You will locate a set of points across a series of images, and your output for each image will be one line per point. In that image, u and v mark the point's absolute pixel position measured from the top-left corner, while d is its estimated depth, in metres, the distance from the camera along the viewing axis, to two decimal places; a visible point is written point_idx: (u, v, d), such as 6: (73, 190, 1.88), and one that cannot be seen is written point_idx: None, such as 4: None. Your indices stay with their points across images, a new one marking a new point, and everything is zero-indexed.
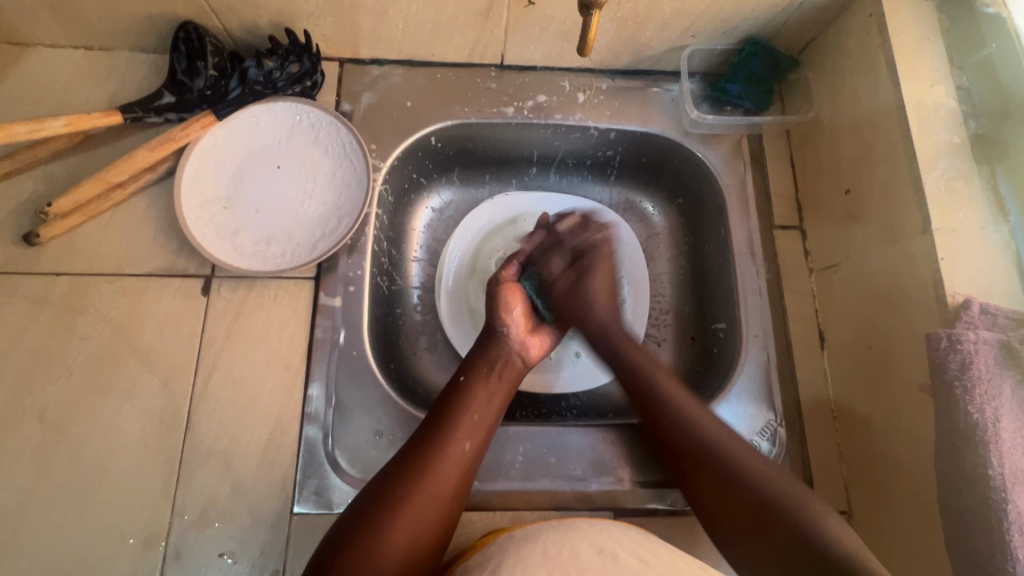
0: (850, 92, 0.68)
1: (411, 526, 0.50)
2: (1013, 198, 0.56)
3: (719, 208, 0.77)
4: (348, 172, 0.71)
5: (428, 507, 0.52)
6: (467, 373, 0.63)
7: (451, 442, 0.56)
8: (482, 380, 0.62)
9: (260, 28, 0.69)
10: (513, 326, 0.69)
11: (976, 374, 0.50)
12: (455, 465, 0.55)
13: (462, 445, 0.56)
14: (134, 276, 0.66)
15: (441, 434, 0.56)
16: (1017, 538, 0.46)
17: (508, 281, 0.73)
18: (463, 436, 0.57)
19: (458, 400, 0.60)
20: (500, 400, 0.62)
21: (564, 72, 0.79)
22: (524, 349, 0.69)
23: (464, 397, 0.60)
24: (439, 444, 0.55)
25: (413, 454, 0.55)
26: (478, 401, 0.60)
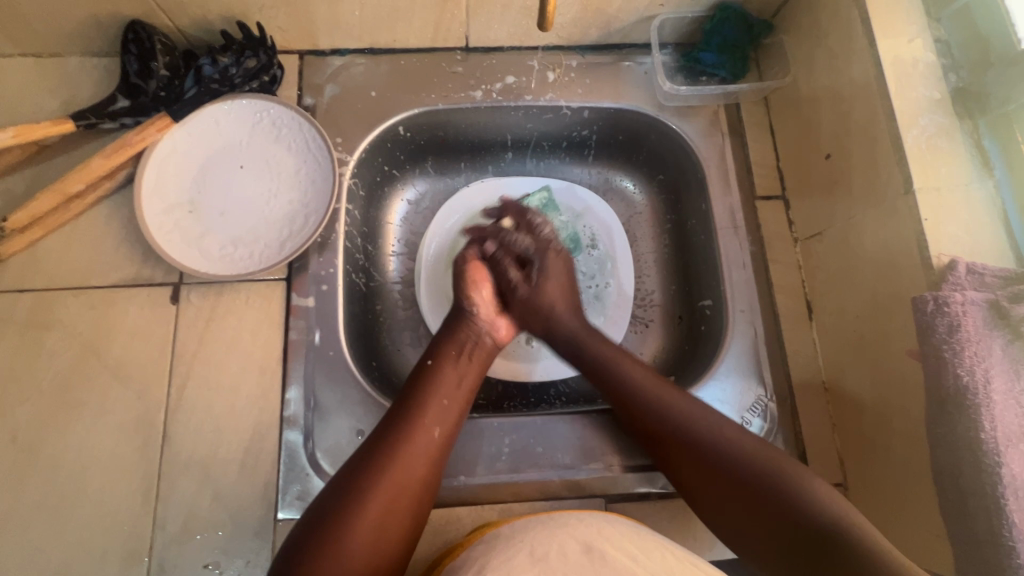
0: (825, 52, 0.65)
1: (380, 519, 0.49)
2: (997, 152, 0.54)
3: (700, 183, 0.75)
4: (314, 168, 0.69)
5: (398, 499, 0.51)
6: (434, 358, 0.62)
7: (418, 431, 0.55)
8: (450, 365, 0.61)
9: (211, 23, 0.66)
10: (480, 306, 0.67)
11: (964, 336, 0.48)
12: (424, 454, 0.54)
13: (430, 433, 0.55)
14: (99, 288, 0.64)
15: (409, 423, 0.55)
16: (1010, 500, 0.45)
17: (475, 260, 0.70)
18: (431, 422, 0.56)
19: (426, 387, 0.58)
20: (468, 384, 0.61)
21: (532, 51, 0.76)
22: (495, 329, 0.67)
23: (433, 382, 0.59)
24: (407, 432, 0.54)
25: (378, 444, 0.53)
26: (447, 385, 0.59)
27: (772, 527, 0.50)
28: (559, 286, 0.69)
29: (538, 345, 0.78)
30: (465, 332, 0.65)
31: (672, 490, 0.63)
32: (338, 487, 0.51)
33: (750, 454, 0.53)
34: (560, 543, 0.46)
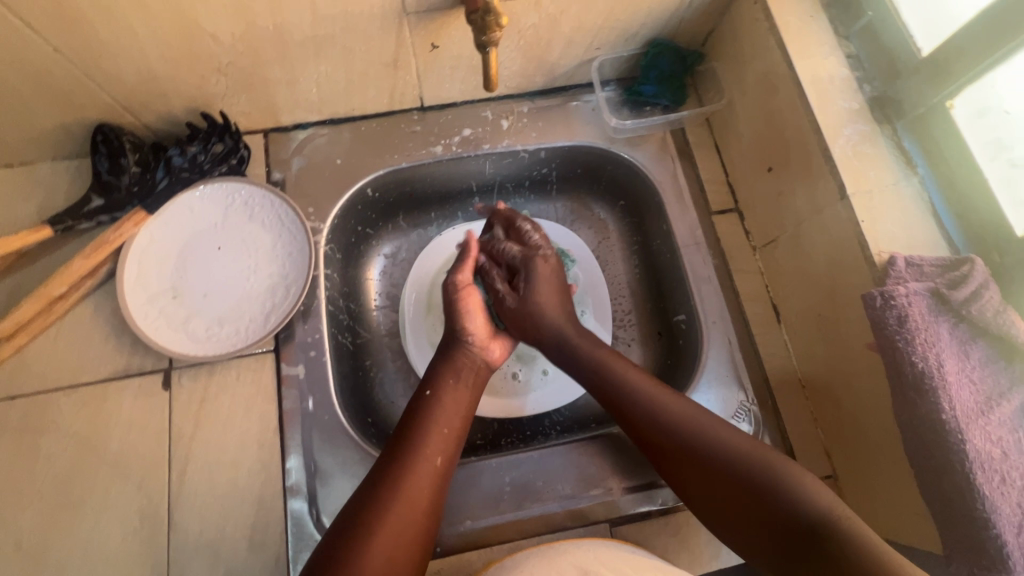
0: (752, 76, 0.71)
1: (388, 550, 0.51)
2: (918, 151, 0.59)
3: (658, 205, 0.79)
4: (289, 240, 0.72)
5: (405, 530, 0.52)
6: (433, 387, 0.64)
7: (423, 460, 0.56)
8: (449, 393, 0.63)
9: (176, 116, 0.69)
10: (474, 331, 0.70)
11: (913, 325, 0.52)
12: (428, 483, 0.56)
13: (432, 462, 0.57)
14: (91, 384, 0.65)
15: (412, 452, 0.57)
16: (978, 474, 0.48)
17: (463, 283, 0.72)
18: (433, 451, 0.58)
19: (427, 416, 0.60)
20: (467, 412, 0.63)
21: (484, 102, 0.80)
22: (486, 352, 0.70)
23: (434, 411, 0.61)
24: (411, 462, 0.56)
25: (384, 479, 0.54)
26: (446, 413, 0.61)
27: (756, 523, 0.52)
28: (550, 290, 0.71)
29: (526, 378, 0.80)
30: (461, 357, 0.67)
31: (672, 506, 0.65)
32: (347, 520, 0.52)
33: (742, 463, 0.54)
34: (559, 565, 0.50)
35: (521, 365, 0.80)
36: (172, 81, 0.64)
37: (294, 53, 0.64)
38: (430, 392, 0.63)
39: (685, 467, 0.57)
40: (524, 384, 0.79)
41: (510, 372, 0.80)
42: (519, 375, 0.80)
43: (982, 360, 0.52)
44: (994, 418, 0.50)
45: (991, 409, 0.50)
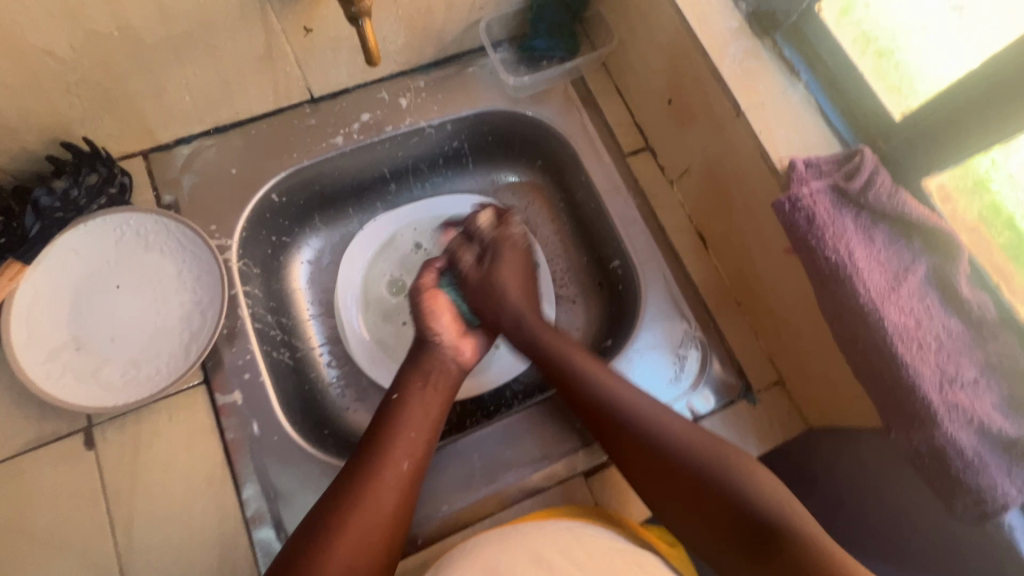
0: (636, 13, 0.71)
1: (350, 556, 0.51)
2: (798, 58, 0.61)
3: (573, 157, 0.79)
4: (196, 264, 0.67)
5: (368, 536, 0.53)
6: (400, 393, 0.63)
7: (389, 465, 0.57)
8: (416, 395, 0.63)
9: (33, 151, 0.62)
10: (444, 331, 0.69)
11: (821, 222, 0.54)
12: (395, 488, 0.56)
13: (399, 468, 0.57)
14: (0, 462, 0.58)
15: (378, 457, 0.57)
16: (899, 345, 0.51)
17: (429, 288, 0.72)
18: (400, 455, 0.58)
19: (394, 421, 0.60)
20: (437, 413, 0.63)
21: (378, 84, 0.77)
22: (459, 354, 0.69)
23: (401, 415, 0.61)
24: (376, 468, 0.56)
25: (347, 485, 0.55)
26: (415, 418, 0.61)
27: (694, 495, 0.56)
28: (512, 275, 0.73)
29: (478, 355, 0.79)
30: (426, 358, 0.67)
31: None
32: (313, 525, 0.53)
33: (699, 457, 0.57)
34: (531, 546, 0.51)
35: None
36: (16, 111, 0.57)
37: (151, 58, 0.58)
38: (397, 397, 0.63)
39: (627, 439, 0.59)
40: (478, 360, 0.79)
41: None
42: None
43: (886, 241, 0.55)
44: (905, 292, 0.53)
45: (902, 284, 0.53)
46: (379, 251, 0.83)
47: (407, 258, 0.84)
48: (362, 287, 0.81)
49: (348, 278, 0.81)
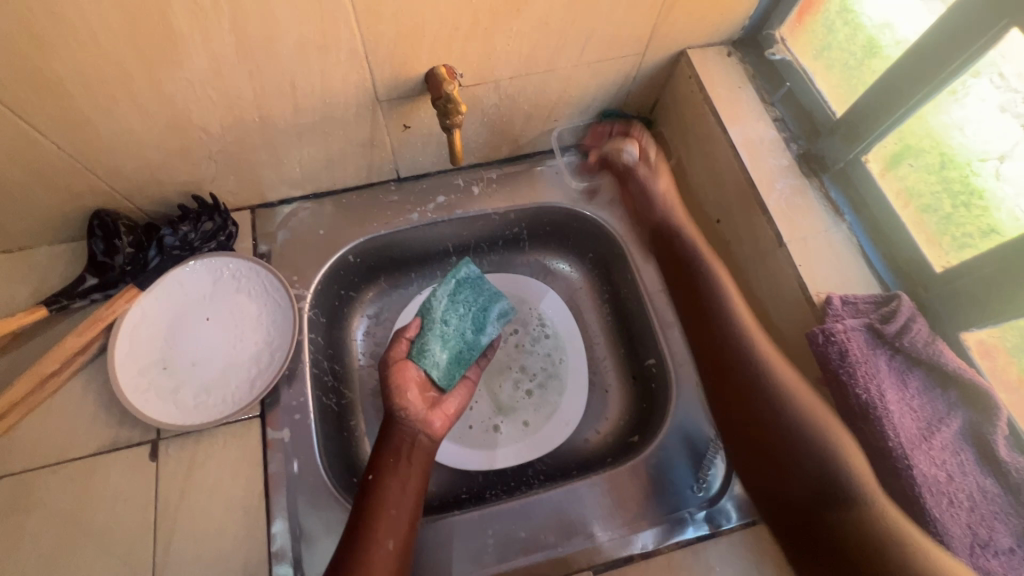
0: (693, 138, 0.78)
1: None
2: (844, 200, 0.66)
3: (622, 256, 0.85)
4: (274, 309, 0.76)
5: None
6: (374, 472, 0.65)
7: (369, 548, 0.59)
8: (388, 475, 0.65)
9: (169, 199, 0.75)
10: (412, 405, 0.71)
11: (854, 359, 0.56)
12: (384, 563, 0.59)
13: (384, 547, 0.60)
14: (78, 459, 0.67)
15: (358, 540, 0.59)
16: (927, 497, 0.51)
17: (397, 359, 0.74)
18: (378, 534, 0.60)
19: (370, 502, 0.62)
20: (414, 488, 0.65)
21: (456, 172, 0.87)
22: (428, 426, 0.71)
23: (377, 496, 0.63)
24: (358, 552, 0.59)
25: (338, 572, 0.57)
26: (393, 495, 0.63)
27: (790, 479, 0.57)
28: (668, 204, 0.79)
29: (507, 431, 0.83)
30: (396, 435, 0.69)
31: (653, 548, 0.66)
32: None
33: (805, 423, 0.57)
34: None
35: (502, 418, 0.84)
36: (165, 169, 0.69)
37: (278, 138, 0.70)
38: (373, 476, 0.65)
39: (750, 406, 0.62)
40: (505, 436, 0.82)
41: (491, 425, 0.83)
42: (501, 428, 0.83)
43: (922, 388, 0.56)
44: (938, 443, 0.53)
45: (935, 435, 0.54)
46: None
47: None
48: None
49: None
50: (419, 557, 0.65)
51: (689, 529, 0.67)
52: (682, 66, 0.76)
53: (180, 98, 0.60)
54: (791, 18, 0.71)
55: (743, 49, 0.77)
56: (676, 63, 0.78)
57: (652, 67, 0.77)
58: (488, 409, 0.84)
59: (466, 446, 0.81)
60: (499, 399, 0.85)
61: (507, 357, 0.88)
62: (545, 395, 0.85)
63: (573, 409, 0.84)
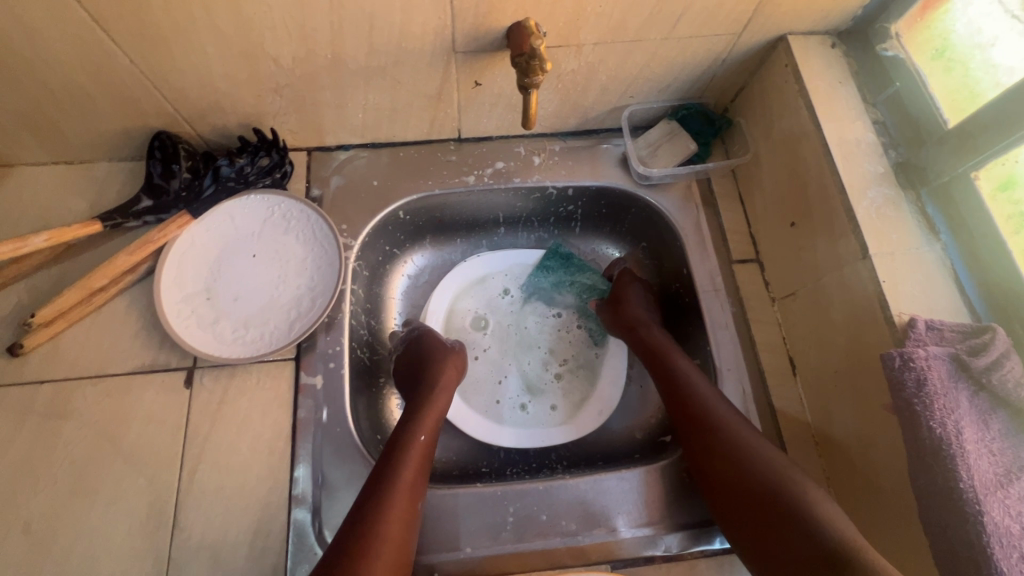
0: (778, 132, 0.73)
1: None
2: (941, 217, 0.61)
3: (679, 249, 0.81)
4: (319, 255, 0.74)
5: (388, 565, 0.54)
6: (427, 436, 0.65)
7: (404, 498, 0.58)
8: (432, 444, 0.65)
9: (230, 129, 0.74)
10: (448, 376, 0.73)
11: (933, 390, 0.51)
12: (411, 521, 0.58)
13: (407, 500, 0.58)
14: (116, 375, 0.67)
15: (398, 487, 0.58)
16: (996, 549, 0.47)
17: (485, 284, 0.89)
18: (414, 492, 0.59)
19: (416, 458, 0.62)
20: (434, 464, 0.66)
21: (518, 138, 0.84)
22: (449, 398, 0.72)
23: (423, 459, 0.63)
24: (397, 500, 0.57)
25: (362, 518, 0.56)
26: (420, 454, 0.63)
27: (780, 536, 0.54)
28: (638, 304, 0.79)
29: (534, 411, 0.81)
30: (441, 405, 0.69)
31: (676, 552, 0.64)
32: (340, 545, 0.54)
33: (772, 476, 0.57)
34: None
35: (531, 398, 0.82)
36: (231, 97, 0.68)
37: (347, 80, 0.68)
38: (424, 439, 0.64)
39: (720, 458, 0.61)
40: (531, 418, 0.81)
41: (519, 403, 0.82)
42: (528, 407, 0.81)
43: (1003, 431, 0.51)
44: (1014, 492, 0.49)
45: (1011, 483, 0.50)
46: (473, 286, 0.88)
47: (494, 300, 0.88)
48: (447, 315, 0.86)
49: (440, 304, 0.86)
50: (435, 523, 0.64)
51: (716, 539, 0.65)
52: (779, 53, 0.71)
53: (257, 25, 0.58)
54: (912, 11, 0.64)
55: (849, 42, 0.71)
56: (772, 48, 0.72)
57: (745, 51, 0.72)
58: (517, 386, 0.83)
59: (492, 424, 0.79)
60: (529, 378, 0.84)
61: (540, 338, 0.87)
62: (575, 381, 0.84)
63: (605, 399, 0.81)
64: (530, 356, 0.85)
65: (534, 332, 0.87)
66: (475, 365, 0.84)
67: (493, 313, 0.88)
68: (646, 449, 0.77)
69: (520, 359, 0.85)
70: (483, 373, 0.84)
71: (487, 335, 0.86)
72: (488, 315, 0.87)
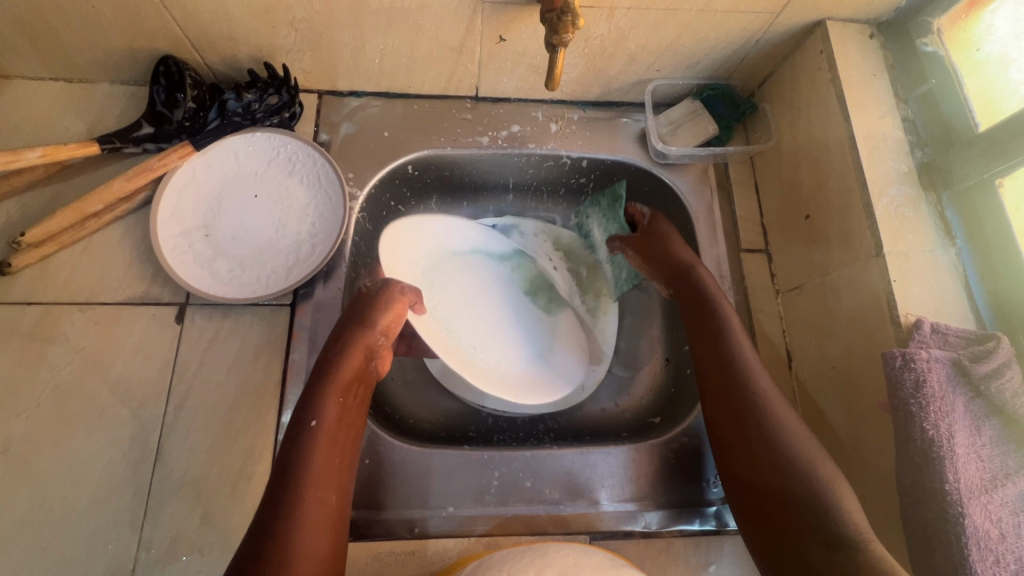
0: (804, 122, 0.71)
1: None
2: (958, 222, 0.60)
3: (689, 232, 0.79)
4: (323, 203, 0.72)
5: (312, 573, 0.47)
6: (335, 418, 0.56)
7: (316, 504, 0.50)
8: (337, 422, 0.56)
9: (240, 62, 0.70)
10: (367, 341, 0.61)
11: (929, 392, 0.51)
12: (326, 520, 0.50)
13: (322, 501, 0.51)
14: (106, 304, 0.66)
15: (298, 489, 0.50)
16: (973, 551, 0.48)
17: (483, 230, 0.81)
18: (325, 488, 0.52)
19: (322, 451, 0.54)
20: (354, 440, 0.57)
21: (537, 103, 0.81)
22: (373, 362, 0.62)
23: (324, 446, 0.54)
24: (308, 506, 0.50)
25: (268, 531, 0.48)
26: (332, 445, 0.54)
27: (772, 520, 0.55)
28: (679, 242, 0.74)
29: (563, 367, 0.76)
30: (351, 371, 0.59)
31: (655, 529, 0.65)
32: (250, 555, 0.47)
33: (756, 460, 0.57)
34: (541, 567, 0.54)
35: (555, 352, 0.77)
36: (243, 27, 0.65)
37: (366, 20, 0.65)
38: (333, 421, 0.56)
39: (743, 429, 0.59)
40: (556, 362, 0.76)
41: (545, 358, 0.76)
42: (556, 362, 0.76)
43: (994, 438, 0.52)
44: (996, 498, 0.50)
45: (995, 488, 0.50)
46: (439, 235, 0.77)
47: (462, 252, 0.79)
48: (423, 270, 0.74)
49: (410, 249, 0.73)
50: (418, 482, 0.64)
51: (696, 520, 0.66)
52: (814, 39, 0.69)
53: None
54: (959, 7, 0.62)
55: (887, 33, 0.68)
56: (808, 33, 0.70)
57: (780, 33, 0.70)
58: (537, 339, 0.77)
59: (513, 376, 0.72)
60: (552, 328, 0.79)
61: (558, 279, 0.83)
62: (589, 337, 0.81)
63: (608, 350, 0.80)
64: (531, 303, 0.80)
65: (549, 278, 0.83)
66: (469, 324, 0.74)
67: (467, 265, 0.79)
68: (635, 429, 0.77)
69: (518, 308, 0.79)
70: (479, 328, 0.75)
71: (484, 283, 0.79)
72: (461, 267, 0.78)
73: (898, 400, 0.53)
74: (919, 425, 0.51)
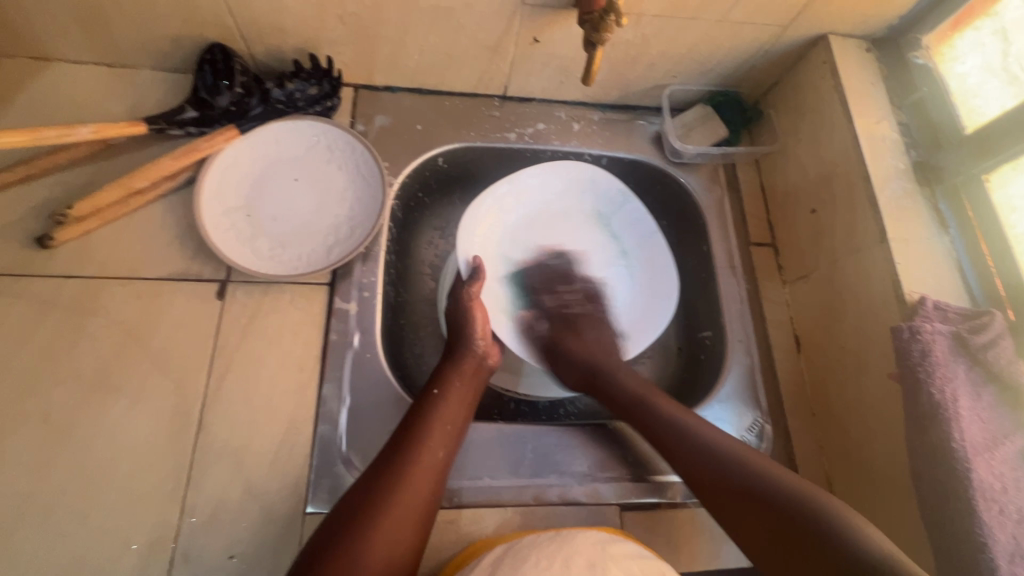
0: (809, 125, 0.78)
1: (389, 541, 0.51)
2: (950, 213, 0.67)
3: (702, 226, 0.84)
4: (362, 189, 0.75)
5: (406, 517, 0.53)
6: (453, 394, 0.64)
7: (428, 460, 0.57)
8: (456, 394, 0.64)
9: (284, 53, 0.74)
10: (480, 332, 0.69)
11: (935, 360, 0.57)
12: (429, 477, 0.57)
13: (435, 455, 0.58)
14: (147, 279, 0.67)
15: (414, 446, 0.58)
16: (980, 501, 0.52)
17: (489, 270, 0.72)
18: (440, 448, 0.59)
19: (441, 417, 0.61)
20: (467, 415, 0.65)
21: (560, 104, 0.87)
22: (488, 355, 0.70)
23: (443, 410, 0.62)
24: (422, 456, 0.57)
25: (384, 469, 0.55)
26: (449, 413, 0.62)
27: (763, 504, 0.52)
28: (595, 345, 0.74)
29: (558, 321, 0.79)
30: (469, 358, 0.68)
31: (680, 501, 0.68)
32: (364, 485, 0.54)
33: None
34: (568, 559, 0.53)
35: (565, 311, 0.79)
36: (295, 18, 0.68)
37: (412, 17, 0.69)
38: (455, 394, 0.64)
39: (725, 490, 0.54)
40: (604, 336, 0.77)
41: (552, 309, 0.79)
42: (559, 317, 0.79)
43: (992, 402, 0.57)
44: (998, 455, 0.55)
45: (996, 446, 0.55)
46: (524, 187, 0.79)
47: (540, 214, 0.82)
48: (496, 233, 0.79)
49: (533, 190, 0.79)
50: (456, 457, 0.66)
51: None
52: (818, 51, 0.76)
53: None
54: (945, 24, 0.71)
55: (881, 48, 0.76)
56: (811, 46, 0.77)
57: (787, 45, 0.77)
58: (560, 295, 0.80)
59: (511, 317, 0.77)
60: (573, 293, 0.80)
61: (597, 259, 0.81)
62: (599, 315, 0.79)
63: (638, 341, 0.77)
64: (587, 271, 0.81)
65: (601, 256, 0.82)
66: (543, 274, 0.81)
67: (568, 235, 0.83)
68: None
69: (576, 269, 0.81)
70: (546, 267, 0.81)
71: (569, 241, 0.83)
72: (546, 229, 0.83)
73: (906, 369, 0.58)
74: (925, 390, 0.56)
